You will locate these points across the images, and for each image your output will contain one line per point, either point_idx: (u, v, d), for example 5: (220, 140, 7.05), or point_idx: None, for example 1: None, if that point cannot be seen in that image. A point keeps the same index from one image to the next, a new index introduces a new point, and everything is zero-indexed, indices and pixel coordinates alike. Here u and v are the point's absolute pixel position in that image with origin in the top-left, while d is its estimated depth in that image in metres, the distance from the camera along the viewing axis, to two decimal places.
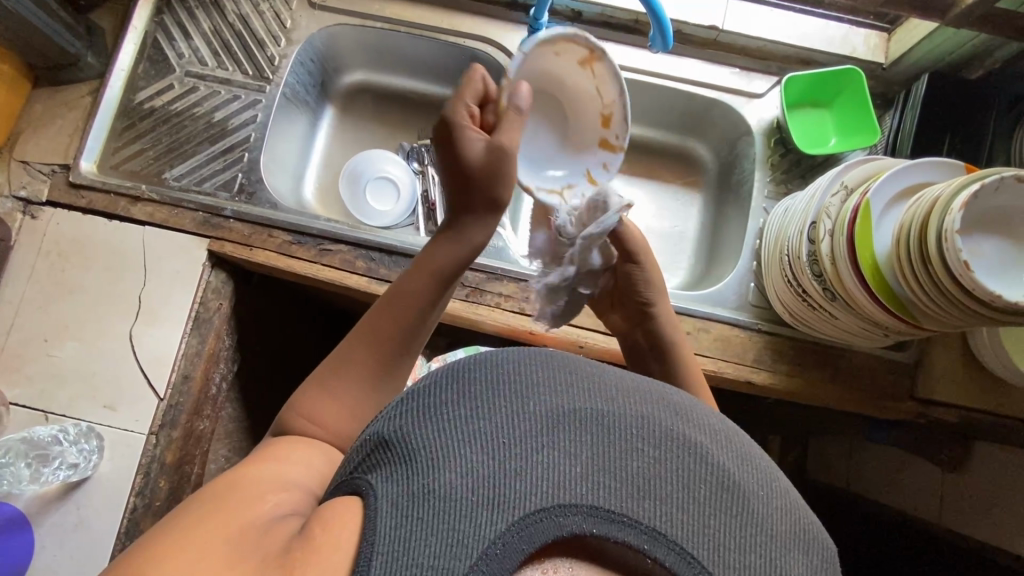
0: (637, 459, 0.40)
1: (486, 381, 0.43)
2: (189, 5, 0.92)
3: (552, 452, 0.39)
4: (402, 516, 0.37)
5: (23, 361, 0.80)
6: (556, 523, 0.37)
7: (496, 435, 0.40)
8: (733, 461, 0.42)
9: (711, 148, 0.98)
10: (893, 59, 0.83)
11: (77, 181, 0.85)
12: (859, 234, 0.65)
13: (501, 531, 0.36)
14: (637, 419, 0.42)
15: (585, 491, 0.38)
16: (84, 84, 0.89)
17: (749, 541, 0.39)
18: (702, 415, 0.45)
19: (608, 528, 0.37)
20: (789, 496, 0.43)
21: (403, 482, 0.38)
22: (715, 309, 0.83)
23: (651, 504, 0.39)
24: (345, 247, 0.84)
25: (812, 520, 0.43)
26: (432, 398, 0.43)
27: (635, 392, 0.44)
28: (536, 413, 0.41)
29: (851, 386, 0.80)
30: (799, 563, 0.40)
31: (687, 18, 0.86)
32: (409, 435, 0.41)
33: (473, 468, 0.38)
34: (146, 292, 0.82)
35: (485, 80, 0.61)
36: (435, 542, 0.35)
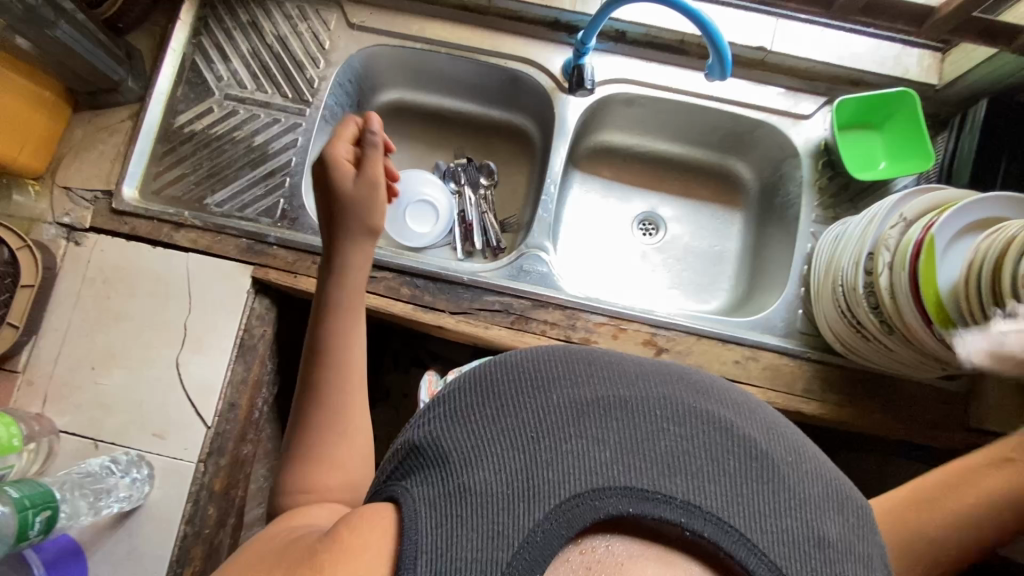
0: (663, 437, 0.35)
1: (507, 379, 0.39)
2: (227, 26, 0.91)
3: (578, 437, 0.35)
4: (439, 516, 0.33)
5: (71, 389, 0.81)
6: (592, 507, 0.32)
7: (521, 426, 0.35)
8: (759, 430, 0.37)
9: (753, 166, 0.97)
10: (947, 81, 0.81)
11: (120, 208, 0.85)
12: (924, 269, 0.63)
13: (539, 518, 0.32)
14: (659, 398, 0.37)
15: (615, 471, 0.34)
16: (123, 107, 0.88)
17: (784, 507, 0.33)
18: (720, 392, 0.40)
19: (643, 506, 0.33)
20: (819, 461, 0.37)
21: (436, 483, 0.34)
22: (763, 336, 0.82)
23: (682, 478, 0.34)
24: (389, 274, 0.83)
25: (841, 478, 0.37)
26: (452, 401, 0.39)
27: (653, 374, 0.39)
28: (556, 401, 0.37)
29: (900, 414, 0.79)
30: (835, 523, 0.34)
31: (736, 39, 0.84)
32: (439, 438, 0.36)
33: (501, 461, 0.34)
34: (192, 320, 0.82)
35: (358, 121, 0.69)
36: (476, 535, 0.31)
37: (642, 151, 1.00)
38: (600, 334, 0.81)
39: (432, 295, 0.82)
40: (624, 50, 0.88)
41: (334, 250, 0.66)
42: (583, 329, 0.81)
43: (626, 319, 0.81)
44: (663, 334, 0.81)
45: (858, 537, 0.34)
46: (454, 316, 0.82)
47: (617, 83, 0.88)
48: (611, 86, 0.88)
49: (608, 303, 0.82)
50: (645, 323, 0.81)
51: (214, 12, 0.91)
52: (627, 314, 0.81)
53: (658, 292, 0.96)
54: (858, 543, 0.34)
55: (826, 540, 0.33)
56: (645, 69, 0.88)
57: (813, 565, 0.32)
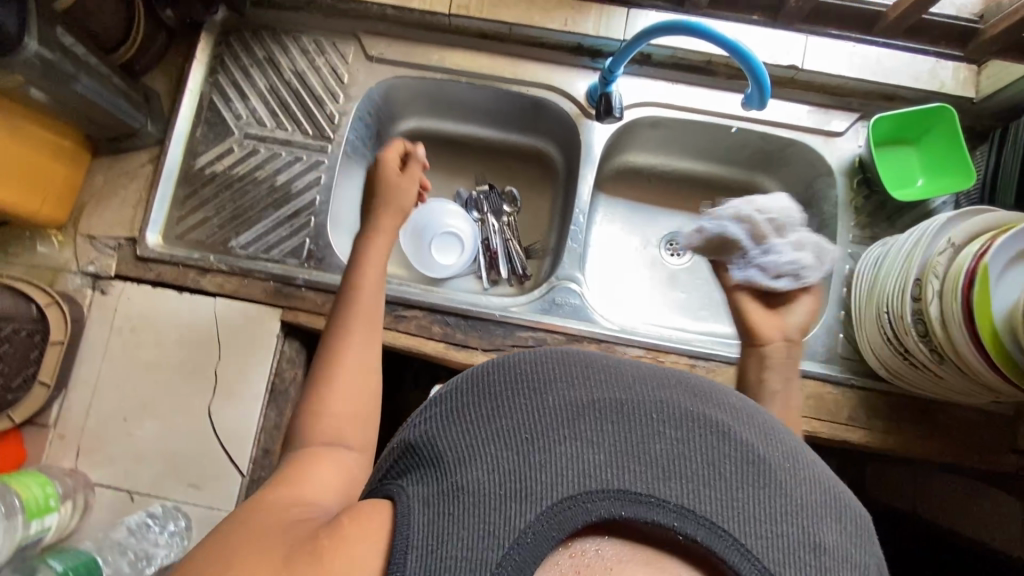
0: (659, 442, 0.38)
1: (506, 380, 0.42)
2: (244, 64, 0.89)
3: (572, 439, 0.38)
4: (433, 512, 0.35)
5: (103, 442, 0.80)
6: (584, 508, 0.35)
7: (519, 431, 0.38)
8: (757, 436, 0.40)
9: (783, 184, 0.94)
10: (985, 95, 0.79)
11: (144, 255, 0.83)
12: (978, 299, 0.62)
13: (530, 520, 0.35)
14: (655, 402, 0.41)
15: (608, 475, 0.37)
16: (142, 151, 0.87)
17: (783, 515, 0.36)
18: (718, 396, 0.43)
19: (636, 509, 0.36)
20: (817, 468, 0.40)
21: (434, 482, 0.37)
22: (805, 363, 0.80)
23: (677, 482, 0.37)
24: (420, 312, 0.82)
25: (838, 486, 0.40)
26: (453, 403, 0.43)
27: (653, 381, 0.43)
28: (552, 406, 0.40)
29: (948, 438, 0.78)
30: (833, 531, 0.36)
31: (765, 58, 0.81)
32: (436, 439, 0.40)
33: (496, 461, 0.37)
34: (222, 366, 0.81)
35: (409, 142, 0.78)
36: (467, 533, 0.34)
37: (667, 171, 0.98)
38: None
39: (464, 333, 0.81)
40: (649, 72, 0.86)
41: (359, 263, 0.68)
42: None
43: (664, 350, 0.80)
44: (702, 365, 0.79)
45: (856, 547, 0.37)
46: (487, 353, 0.80)
47: (643, 106, 0.86)
48: (638, 111, 0.86)
49: (644, 335, 0.80)
50: (683, 354, 0.80)
51: (229, 49, 0.89)
52: (665, 345, 0.80)
53: (690, 316, 0.94)
54: (855, 553, 0.36)
55: (823, 548, 0.35)
56: (671, 92, 0.86)
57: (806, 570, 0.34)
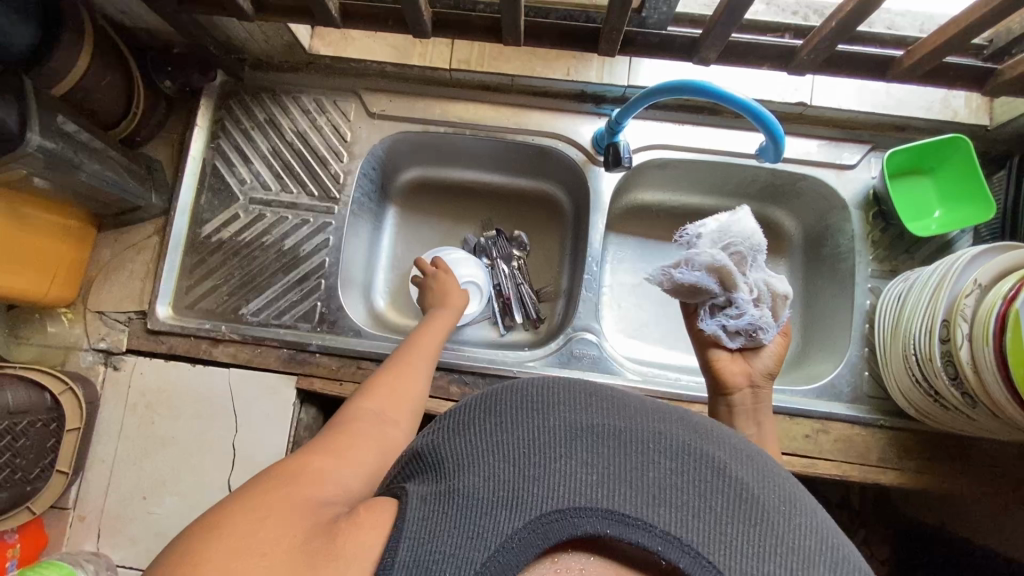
0: (653, 469, 0.38)
1: (511, 399, 0.41)
2: (245, 126, 0.88)
3: (567, 457, 0.37)
4: (427, 509, 0.36)
5: (124, 521, 0.79)
6: (571, 523, 0.35)
7: (518, 445, 0.38)
8: (754, 475, 0.39)
9: (795, 215, 0.93)
10: (1000, 122, 0.78)
11: (155, 328, 0.83)
12: (1009, 344, 0.60)
13: (514, 528, 0.34)
14: (655, 430, 0.40)
15: (598, 494, 0.36)
16: (148, 222, 0.86)
17: (771, 554, 0.35)
18: (722, 435, 0.42)
19: (621, 530, 0.35)
20: (817, 517, 0.38)
21: (432, 483, 0.37)
22: (831, 406, 0.78)
23: (667, 511, 0.36)
24: (436, 373, 0.81)
25: (849, 549, 0.37)
26: (461, 413, 0.42)
27: (655, 410, 0.42)
28: (551, 424, 0.39)
29: (983, 475, 0.76)
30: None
31: (771, 98, 0.80)
32: (440, 446, 0.40)
33: (492, 471, 0.37)
34: (239, 439, 0.80)
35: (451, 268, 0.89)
36: (454, 535, 0.34)
37: (676, 208, 0.97)
38: None
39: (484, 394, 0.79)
40: (655, 115, 0.85)
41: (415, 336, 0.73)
42: None
43: (687, 400, 0.78)
44: None
45: None
46: None
47: (650, 149, 0.86)
48: (646, 154, 0.86)
49: (665, 384, 0.79)
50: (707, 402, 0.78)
51: (229, 112, 0.89)
52: (688, 395, 0.78)
53: None
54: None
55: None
56: (679, 133, 0.85)
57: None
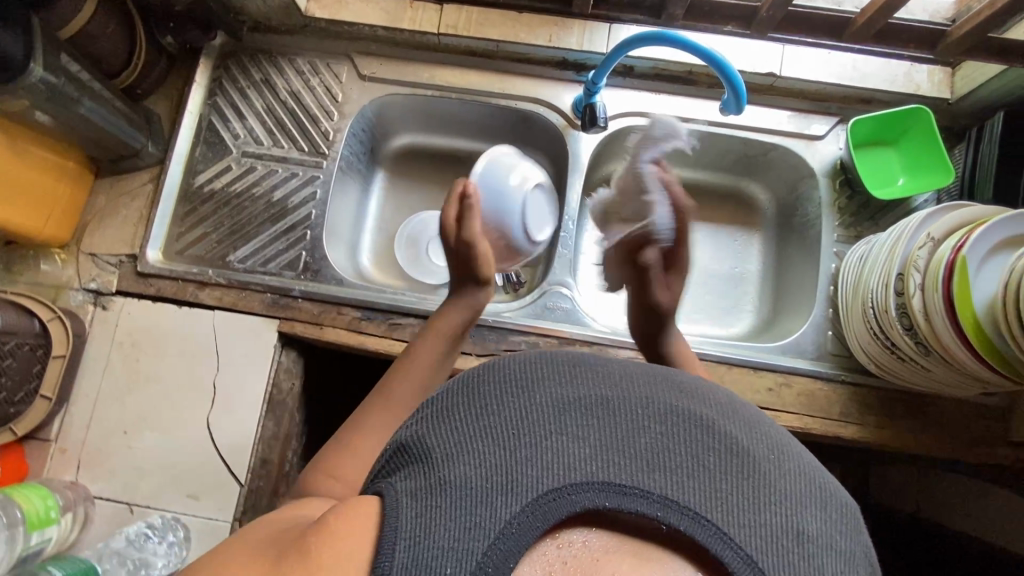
0: (643, 435, 0.36)
1: (495, 380, 0.40)
2: (241, 85, 0.92)
3: (558, 431, 0.36)
4: (419, 506, 0.33)
5: (104, 455, 0.81)
6: (569, 501, 0.33)
7: (504, 424, 0.37)
8: (742, 428, 0.38)
9: (768, 188, 0.96)
10: (960, 95, 0.81)
11: (145, 270, 0.85)
12: (957, 289, 0.63)
13: (513, 512, 0.32)
14: (642, 396, 0.39)
15: (593, 466, 0.35)
16: (144, 171, 0.90)
17: (767, 504, 0.34)
18: (705, 393, 0.41)
19: (620, 501, 0.34)
20: (803, 461, 0.38)
21: (418, 477, 0.35)
22: (795, 361, 0.81)
23: (661, 474, 0.35)
24: (414, 320, 0.84)
25: (830, 482, 0.38)
26: (445, 401, 0.40)
27: (639, 375, 0.41)
28: (539, 401, 0.38)
29: (942, 432, 0.78)
30: (817, 521, 0.35)
31: (744, 66, 0.84)
32: (425, 437, 0.38)
33: (481, 455, 0.35)
34: (220, 378, 0.82)
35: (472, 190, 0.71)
36: (451, 527, 0.32)
37: None
38: None
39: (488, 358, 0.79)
40: (634, 84, 0.89)
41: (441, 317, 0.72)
42: None
43: None
44: None
45: (842, 534, 0.35)
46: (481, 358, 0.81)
47: (627, 116, 0.88)
48: (624, 120, 0.88)
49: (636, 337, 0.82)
50: None
51: (227, 72, 0.93)
52: None
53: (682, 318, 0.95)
54: (840, 541, 0.35)
55: (810, 536, 0.34)
56: (655, 101, 0.89)
57: (792, 559, 0.33)
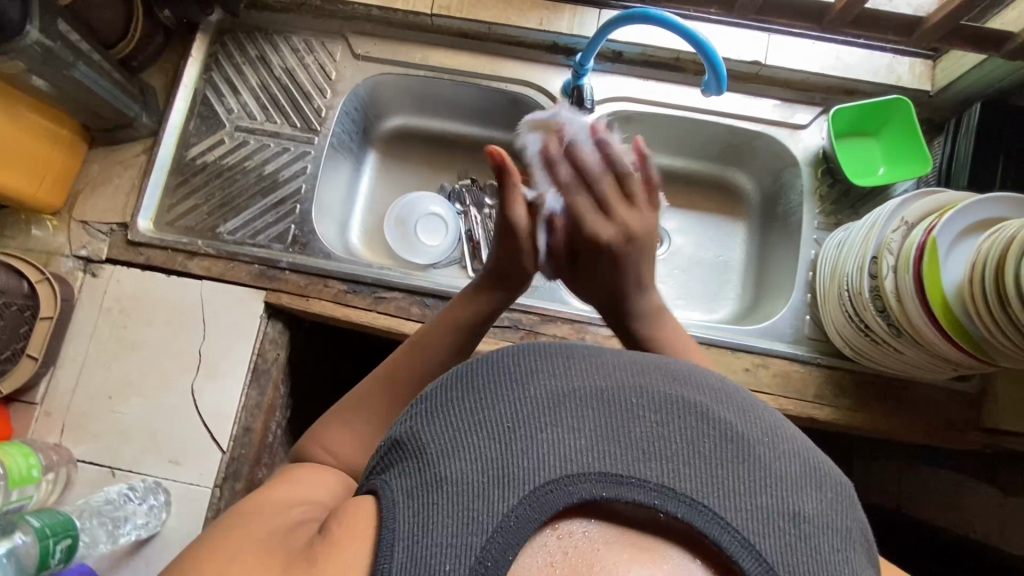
0: (637, 424, 0.38)
1: (487, 372, 0.41)
2: (237, 61, 0.94)
3: (553, 426, 0.37)
4: (415, 504, 0.35)
5: (88, 419, 0.81)
6: (565, 492, 0.35)
7: (499, 417, 0.38)
8: (735, 413, 0.40)
9: (753, 177, 0.98)
10: (940, 87, 0.83)
11: (135, 239, 0.87)
12: (926, 271, 0.65)
13: (511, 505, 0.34)
14: (635, 386, 0.40)
15: (589, 457, 0.36)
16: (138, 142, 0.91)
17: (761, 486, 0.36)
18: (697, 376, 0.43)
19: (617, 490, 0.35)
20: (795, 440, 0.40)
21: (413, 473, 0.37)
22: (773, 344, 0.82)
23: (658, 463, 0.37)
24: (399, 294, 0.85)
25: (822, 459, 0.40)
26: (436, 395, 0.41)
27: (631, 363, 0.42)
28: (533, 392, 0.39)
29: (915, 417, 0.79)
30: (814, 500, 0.37)
31: (730, 55, 0.86)
32: (418, 432, 0.39)
33: (478, 452, 0.36)
34: (206, 346, 0.83)
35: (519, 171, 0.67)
36: (450, 521, 0.34)
37: None
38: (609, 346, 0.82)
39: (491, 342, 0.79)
40: (623, 70, 0.90)
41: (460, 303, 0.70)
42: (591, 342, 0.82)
43: None
44: None
45: (838, 512, 0.37)
46: None
47: (615, 101, 0.90)
48: (611, 105, 0.90)
49: None
50: None
51: (223, 48, 0.94)
52: None
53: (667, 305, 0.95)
54: (835, 519, 0.37)
55: (806, 518, 0.36)
56: (643, 87, 0.90)
57: (790, 540, 0.35)
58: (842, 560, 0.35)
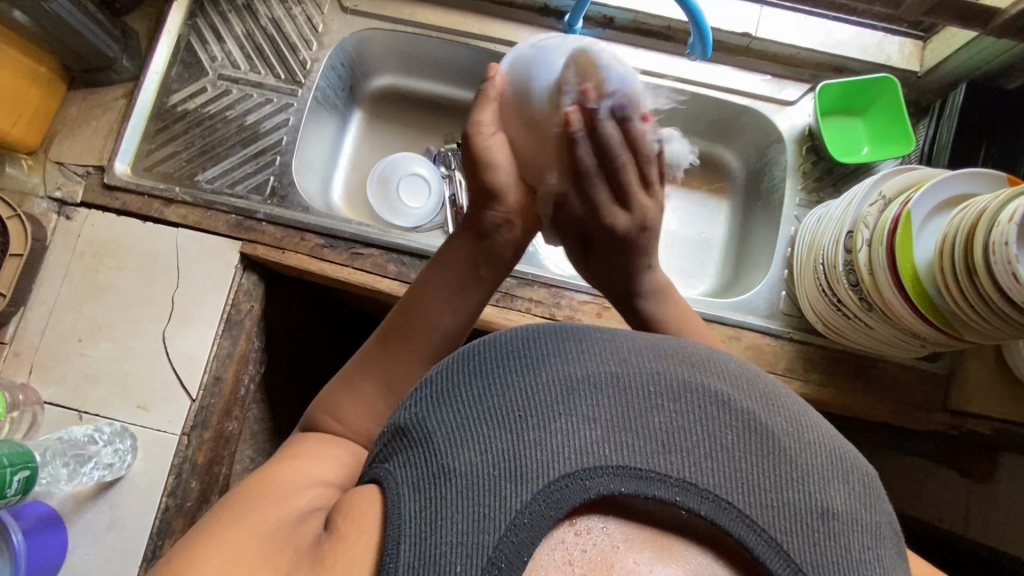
0: (657, 415, 0.39)
1: (496, 359, 0.42)
2: (222, 8, 0.93)
3: (568, 416, 0.38)
4: (422, 498, 0.35)
5: (56, 361, 0.81)
6: (582, 487, 0.35)
7: (512, 407, 0.38)
8: (757, 403, 0.40)
9: (739, 154, 0.97)
10: (928, 68, 0.83)
11: (111, 183, 0.85)
12: (899, 244, 0.64)
13: (526, 500, 0.35)
14: (652, 375, 0.40)
15: (606, 451, 0.37)
16: (118, 86, 0.89)
17: (785, 480, 0.37)
18: (717, 362, 0.43)
19: (635, 485, 0.36)
20: (818, 428, 0.40)
21: (420, 464, 0.37)
22: (746, 317, 0.83)
23: (678, 457, 0.37)
24: (376, 251, 0.84)
25: (845, 449, 0.40)
26: (443, 380, 0.42)
27: (648, 350, 0.42)
28: (546, 382, 0.40)
29: (882, 397, 0.80)
30: (841, 495, 0.37)
31: (720, 25, 0.86)
32: (425, 421, 0.39)
33: (488, 443, 0.37)
34: (179, 294, 0.83)
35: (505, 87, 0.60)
36: (461, 518, 0.34)
37: None
38: (585, 312, 0.82)
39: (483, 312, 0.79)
40: (611, 36, 0.89)
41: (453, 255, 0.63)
42: (567, 307, 0.82)
43: None
44: None
45: (865, 506, 0.38)
46: None
47: None
48: None
49: (592, 282, 0.83)
50: None
51: None
52: None
53: None
54: (863, 514, 0.37)
55: (832, 513, 0.36)
56: (631, 54, 0.89)
57: (817, 537, 0.35)
58: (872, 557, 0.36)
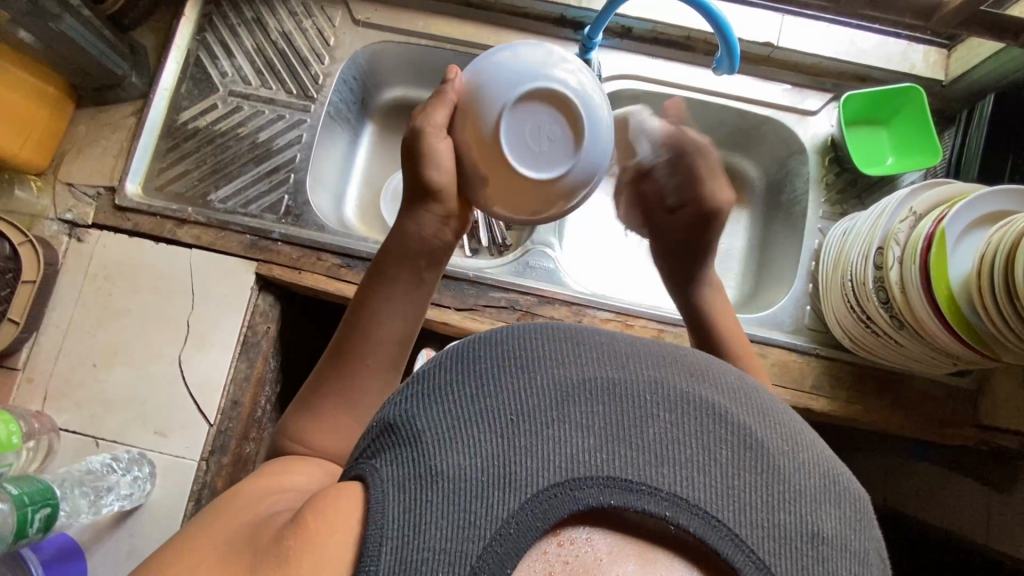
0: (652, 424, 0.37)
1: (492, 360, 0.40)
2: (232, 22, 0.91)
3: (562, 423, 0.36)
4: (407, 499, 0.34)
5: (71, 386, 0.79)
6: (571, 497, 0.34)
7: (504, 412, 0.37)
8: (755, 417, 0.39)
9: (759, 164, 0.96)
10: (954, 77, 0.82)
11: (123, 204, 0.84)
12: (933, 263, 0.63)
13: (512, 510, 0.33)
14: (650, 382, 0.39)
15: (597, 460, 0.35)
16: (127, 103, 0.88)
17: (777, 500, 0.35)
18: (718, 373, 0.41)
19: (625, 498, 0.34)
20: (815, 448, 0.39)
21: (407, 463, 0.35)
22: (771, 333, 0.82)
23: (669, 470, 0.36)
24: None
25: (841, 471, 0.39)
26: (436, 377, 0.40)
27: (647, 357, 0.41)
28: (541, 386, 0.38)
29: (910, 412, 0.79)
30: (832, 519, 0.36)
31: (742, 35, 0.84)
32: (415, 418, 0.38)
33: (479, 448, 0.35)
34: (194, 316, 0.81)
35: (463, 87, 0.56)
36: (445, 524, 0.33)
37: None
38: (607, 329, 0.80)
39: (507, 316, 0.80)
40: (630, 46, 0.87)
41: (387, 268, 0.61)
42: (589, 325, 0.81)
43: (634, 315, 0.81)
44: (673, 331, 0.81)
45: (855, 533, 0.36)
46: (459, 312, 0.80)
47: (622, 79, 0.87)
48: (617, 82, 0.87)
49: (615, 299, 0.82)
50: (651, 319, 0.81)
51: (217, 8, 0.91)
52: (635, 310, 0.81)
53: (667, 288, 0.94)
54: (854, 540, 0.36)
55: (822, 537, 0.35)
56: (650, 65, 0.87)
57: (806, 561, 0.34)
58: None
